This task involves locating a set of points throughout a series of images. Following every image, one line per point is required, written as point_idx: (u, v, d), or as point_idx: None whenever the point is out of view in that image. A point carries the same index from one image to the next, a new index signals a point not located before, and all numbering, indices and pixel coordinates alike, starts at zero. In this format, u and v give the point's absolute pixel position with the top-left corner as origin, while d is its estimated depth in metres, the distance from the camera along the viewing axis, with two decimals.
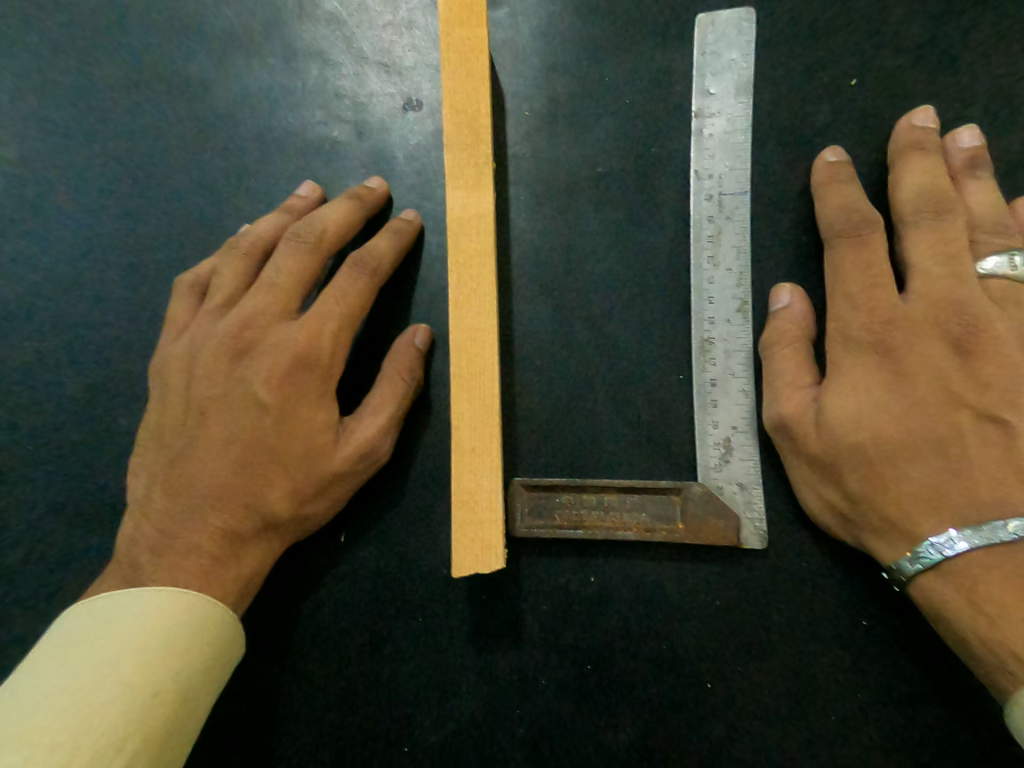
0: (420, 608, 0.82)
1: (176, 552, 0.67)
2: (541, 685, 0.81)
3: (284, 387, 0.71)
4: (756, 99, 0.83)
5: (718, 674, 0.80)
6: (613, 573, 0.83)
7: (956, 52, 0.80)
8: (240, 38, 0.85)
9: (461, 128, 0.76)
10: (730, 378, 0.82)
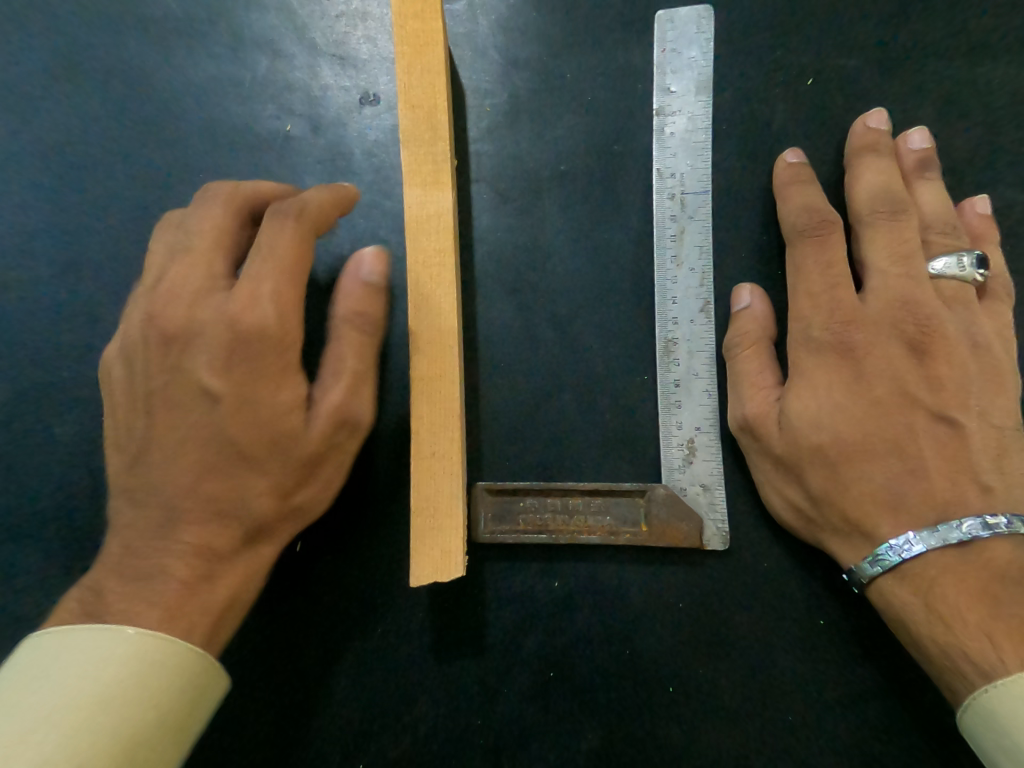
0: (374, 612, 0.78)
1: (151, 568, 0.61)
2: (505, 693, 0.76)
3: (231, 373, 0.63)
4: (716, 97, 0.82)
5: (690, 682, 0.75)
6: (578, 578, 0.78)
7: (908, 51, 0.79)
8: (193, 33, 0.84)
9: (415, 123, 0.72)
10: (693, 379, 0.79)
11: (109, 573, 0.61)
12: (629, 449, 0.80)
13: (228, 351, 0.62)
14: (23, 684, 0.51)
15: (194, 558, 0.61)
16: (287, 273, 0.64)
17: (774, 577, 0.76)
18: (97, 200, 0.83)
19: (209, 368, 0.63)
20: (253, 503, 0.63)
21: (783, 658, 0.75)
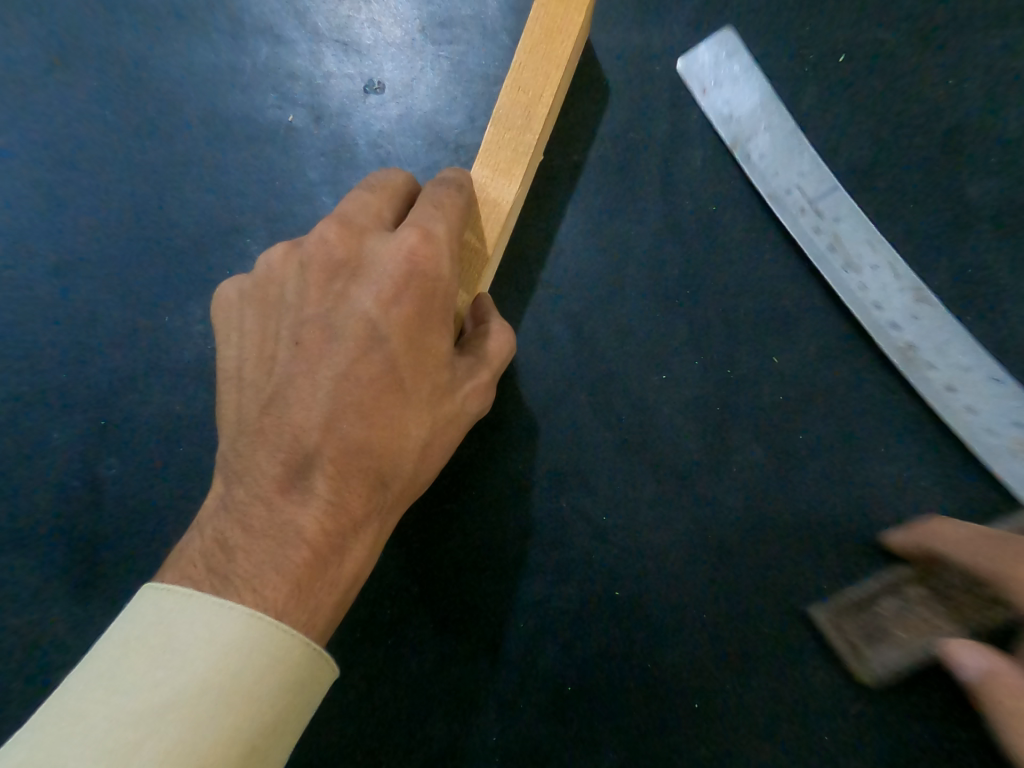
0: (414, 593, 0.75)
1: (275, 528, 0.49)
2: (545, 677, 0.73)
3: (387, 307, 0.52)
4: (746, 67, 0.75)
5: (738, 672, 0.71)
6: (617, 570, 0.74)
7: (953, 19, 0.73)
8: (190, 20, 0.81)
9: (514, 107, 0.66)
10: (966, 372, 0.69)
11: (232, 525, 0.50)
12: (648, 456, 0.74)
13: (383, 280, 0.52)
14: (130, 649, 0.42)
15: (331, 523, 0.50)
16: (445, 216, 0.54)
17: (803, 591, 0.71)
18: (95, 197, 0.80)
19: (374, 298, 0.52)
20: (397, 467, 0.53)
21: (812, 677, 0.70)
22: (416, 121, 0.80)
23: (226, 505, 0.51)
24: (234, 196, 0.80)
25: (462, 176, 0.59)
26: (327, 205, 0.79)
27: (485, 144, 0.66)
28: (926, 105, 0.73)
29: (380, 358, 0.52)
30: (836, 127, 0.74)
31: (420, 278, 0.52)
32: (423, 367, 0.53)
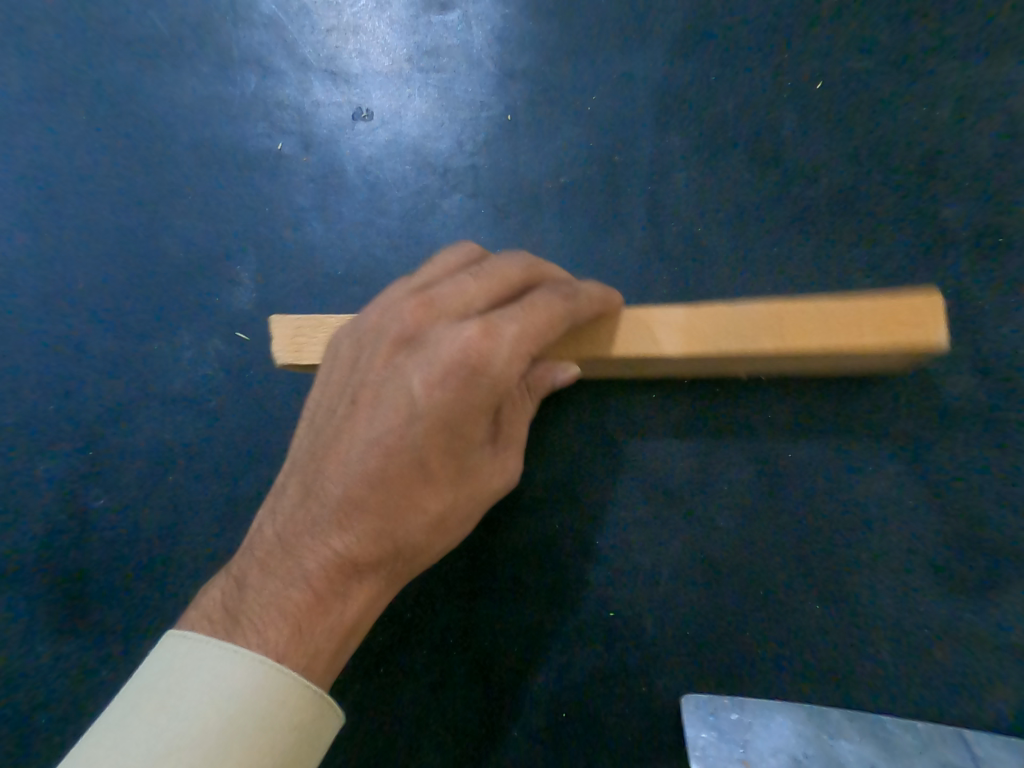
0: (421, 590, 0.75)
1: (286, 571, 0.49)
2: (547, 670, 0.73)
3: (430, 387, 0.50)
4: (722, 106, 0.80)
5: (739, 662, 0.71)
6: (613, 567, 0.74)
7: (915, 54, 0.77)
8: (180, 51, 0.82)
9: (760, 320, 0.62)
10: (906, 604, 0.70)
11: (254, 563, 0.51)
12: (636, 473, 0.75)
13: (436, 359, 0.50)
14: (148, 693, 0.44)
15: (339, 585, 0.49)
16: (521, 320, 0.53)
17: (790, 601, 0.72)
18: (83, 226, 0.81)
19: (419, 376, 0.51)
20: (403, 541, 0.51)
21: (804, 696, 0.70)
22: (404, 147, 0.81)
23: (257, 542, 0.52)
24: (224, 223, 0.80)
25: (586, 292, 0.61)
26: (317, 230, 0.80)
27: (701, 319, 0.63)
28: (895, 131, 0.77)
29: (410, 435, 0.50)
30: (809, 158, 0.78)
31: (468, 371, 0.50)
32: (453, 453, 0.52)
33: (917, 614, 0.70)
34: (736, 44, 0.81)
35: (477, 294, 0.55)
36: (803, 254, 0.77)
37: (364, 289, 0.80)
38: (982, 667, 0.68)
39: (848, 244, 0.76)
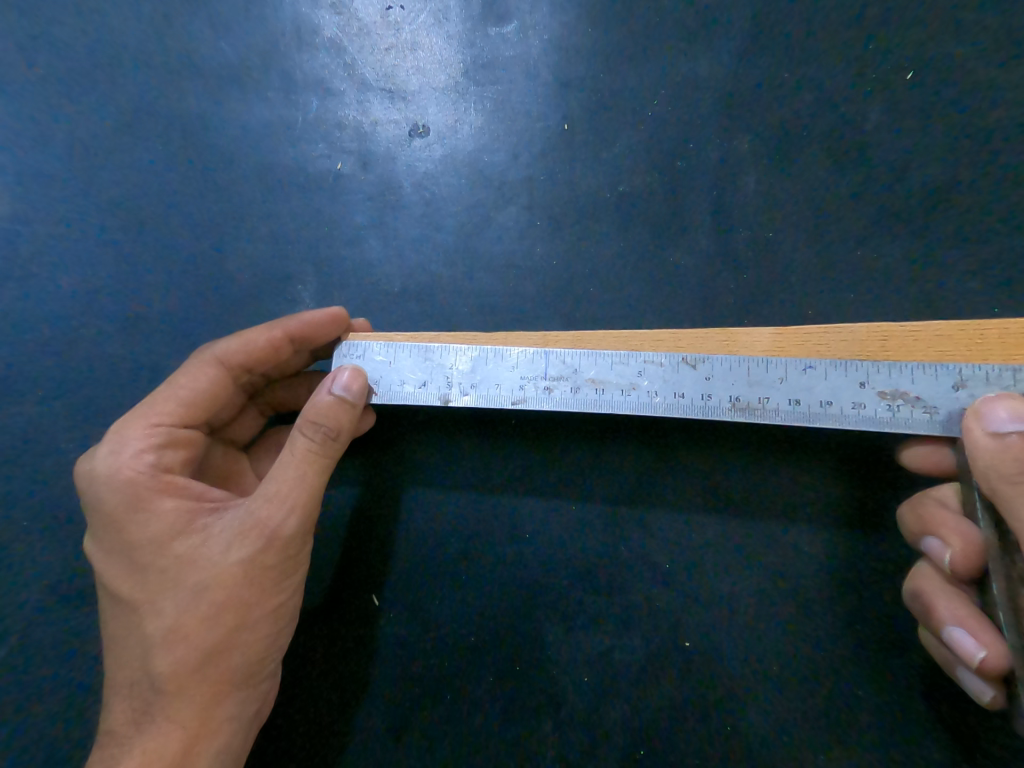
0: (492, 602, 0.71)
1: (115, 662, 0.57)
2: (629, 702, 0.67)
3: (226, 552, 0.56)
4: (788, 111, 0.78)
5: (840, 697, 0.65)
6: (698, 591, 0.69)
7: (986, 57, 0.75)
8: (243, 78, 0.84)
9: (854, 343, 0.62)
10: (902, 392, 0.58)
11: (112, 663, 0.57)
12: (712, 492, 0.70)
13: (191, 518, 0.57)
14: None
15: (204, 709, 0.55)
16: (156, 425, 0.60)
17: (888, 628, 0.66)
18: (153, 251, 0.83)
19: (285, 528, 0.57)
20: (209, 678, 0.55)
21: (906, 745, 0.64)
22: (460, 161, 0.80)
23: (116, 643, 0.57)
24: (285, 243, 0.81)
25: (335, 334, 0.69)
26: (374, 248, 0.80)
27: (789, 341, 0.63)
28: (968, 134, 0.75)
29: (166, 554, 0.56)
30: (886, 165, 0.76)
31: (112, 492, 0.57)
32: (241, 610, 0.56)
33: None
34: (801, 48, 0.79)
35: (296, 455, 0.59)
36: (883, 263, 0.74)
37: (421, 307, 0.79)
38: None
39: (934, 255, 0.73)
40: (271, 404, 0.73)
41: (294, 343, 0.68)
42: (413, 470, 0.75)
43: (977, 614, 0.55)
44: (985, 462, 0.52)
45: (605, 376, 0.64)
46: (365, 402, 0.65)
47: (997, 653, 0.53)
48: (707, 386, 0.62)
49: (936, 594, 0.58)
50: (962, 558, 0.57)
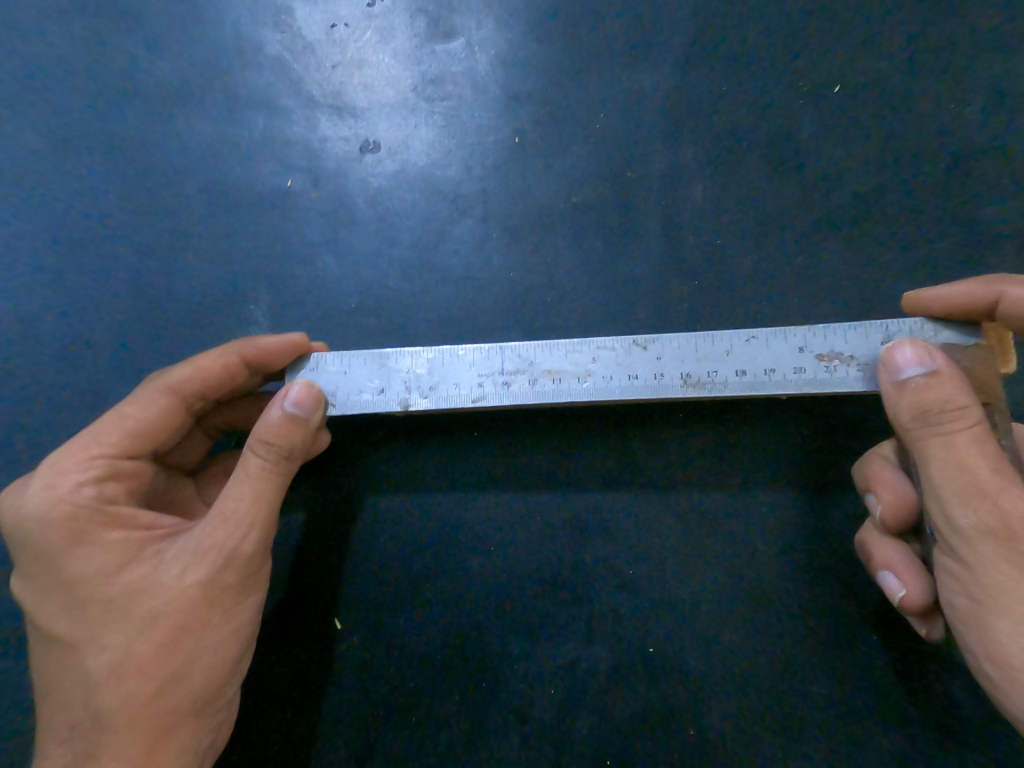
0: (457, 613, 0.70)
1: (57, 703, 0.54)
2: (595, 709, 0.67)
3: (182, 576, 0.54)
4: (731, 120, 0.80)
5: (803, 694, 0.65)
6: (660, 595, 0.69)
7: (913, 68, 0.79)
8: (187, 97, 0.83)
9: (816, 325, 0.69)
10: (837, 354, 0.62)
11: (53, 704, 0.54)
12: (672, 497, 0.71)
13: (140, 547, 0.55)
14: None
15: (157, 744, 0.53)
16: (96, 454, 0.58)
17: (849, 622, 0.66)
18: (97, 274, 0.81)
19: (243, 550, 0.56)
20: (159, 712, 0.53)
21: (874, 739, 0.64)
22: (412, 175, 0.80)
23: (56, 684, 0.54)
24: (235, 261, 0.80)
25: (290, 350, 0.67)
26: (328, 265, 0.80)
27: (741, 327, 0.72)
28: (898, 140, 0.78)
29: (113, 585, 0.54)
30: (826, 170, 0.78)
31: (50, 526, 0.54)
32: (198, 635, 0.55)
33: None
34: (741, 60, 0.81)
35: (250, 475, 0.58)
36: (826, 266, 0.76)
37: (379, 322, 0.79)
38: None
39: (872, 255, 0.76)
40: (217, 426, 0.71)
41: (250, 366, 0.67)
42: (374, 484, 0.74)
43: (910, 560, 0.58)
44: (889, 409, 0.53)
45: (561, 366, 0.67)
46: (321, 414, 0.64)
47: (923, 594, 0.56)
48: (659, 367, 0.65)
49: (874, 540, 0.61)
50: (892, 512, 0.59)
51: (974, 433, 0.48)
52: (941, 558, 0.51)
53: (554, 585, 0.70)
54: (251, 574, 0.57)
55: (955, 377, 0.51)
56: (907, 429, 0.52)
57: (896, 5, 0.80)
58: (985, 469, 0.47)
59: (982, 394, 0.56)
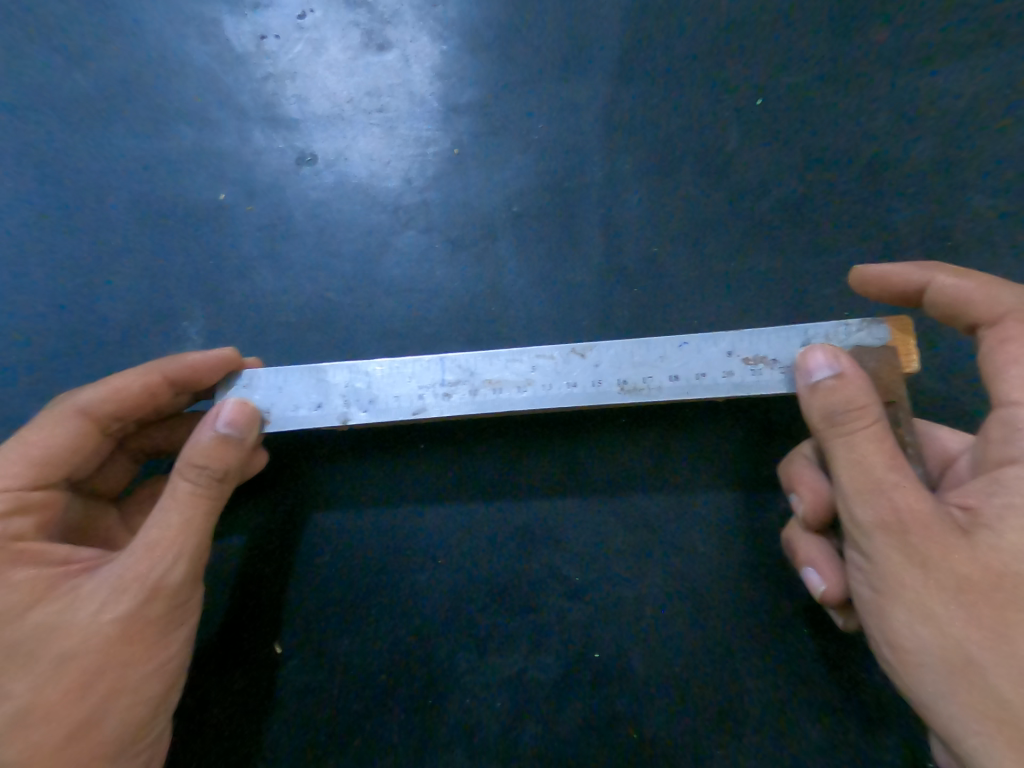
0: (403, 629, 0.69)
1: None
2: (542, 718, 0.67)
3: (98, 614, 0.52)
4: (665, 132, 0.82)
5: (743, 690, 0.67)
6: (605, 600, 0.69)
7: (833, 80, 0.83)
8: (113, 110, 0.80)
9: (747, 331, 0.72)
10: (762, 358, 0.64)
11: None
12: (614, 503, 0.72)
13: (52, 584, 0.53)
14: None
15: None
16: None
17: (784, 617, 0.68)
18: (18, 294, 0.77)
19: (167, 581, 0.54)
20: (75, 757, 0.51)
21: (810, 730, 0.66)
22: (351, 187, 0.80)
23: None
24: (167, 278, 0.78)
25: (217, 368, 0.65)
26: (265, 279, 0.78)
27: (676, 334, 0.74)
28: (823, 149, 0.81)
29: (21, 626, 0.51)
30: (756, 178, 0.81)
31: None
32: (117, 675, 0.52)
33: None
34: (673, 73, 0.84)
35: (178, 501, 0.56)
36: (758, 271, 0.79)
37: (320, 336, 0.78)
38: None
39: (800, 260, 0.79)
40: (141, 449, 0.69)
41: (174, 386, 0.65)
42: (317, 502, 0.73)
43: (829, 555, 0.60)
44: (804, 410, 0.56)
45: (501, 376, 0.67)
46: (257, 434, 0.62)
47: (841, 588, 0.58)
48: (596, 374, 0.66)
49: (797, 537, 0.63)
50: (812, 509, 0.61)
51: (873, 431, 0.51)
52: (849, 552, 0.53)
53: (501, 596, 0.70)
54: (177, 605, 0.55)
55: (861, 379, 0.53)
56: (819, 430, 0.54)
57: (816, 21, 0.84)
58: (882, 467, 0.49)
59: (886, 394, 0.59)
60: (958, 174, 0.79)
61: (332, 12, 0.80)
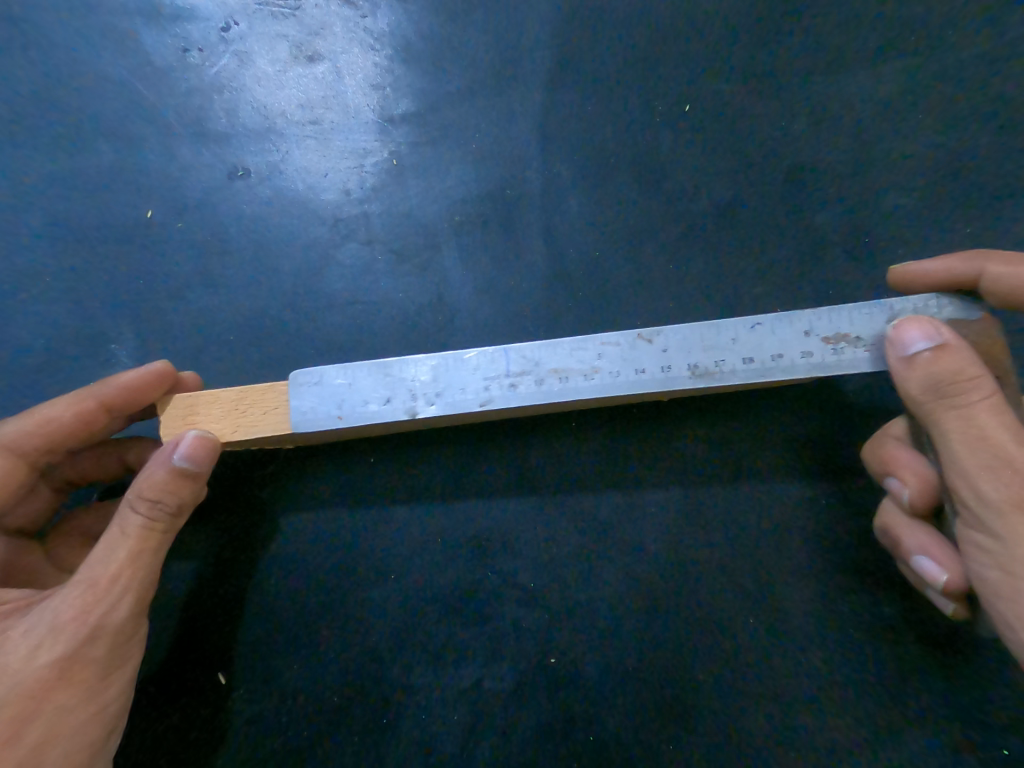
0: (354, 650, 0.68)
1: None
2: (497, 727, 0.66)
3: (32, 657, 0.49)
4: (602, 139, 0.84)
5: (693, 682, 0.68)
6: (558, 605, 0.70)
7: (762, 86, 0.86)
8: (26, 127, 0.77)
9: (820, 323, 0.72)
10: (843, 335, 0.61)
11: None
12: (567, 507, 0.72)
13: None
14: None
15: None
16: None
17: (733, 608, 0.70)
18: None
19: (108, 621, 0.51)
20: None
21: (756, 715, 0.68)
22: (287, 201, 0.78)
23: None
24: (91, 300, 0.75)
25: (140, 391, 0.62)
26: (198, 297, 0.76)
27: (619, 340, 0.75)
28: (754, 152, 0.84)
29: None
30: (692, 182, 0.83)
31: None
32: (52, 720, 0.49)
33: (855, 608, 0.70)
34: (608, 81, 0.85)
35: (129, 537, 0.53)
36: (698, 272, 0.81)
37: (262, 354, 0.76)
38: (944, 655, 0.68)
39: (738, 260, 0.81)
40: (65, 480, 0.66)
41: (93, 413, 0.61)
42: (264, 532, 0.71)
43: (941, 542, 0.61)
44: (905, 386, 0.57)
45: (566, 365, 0.62)
46: (216, 465, 0.58)
47: (957, 574, 0.60)
48: (666, 360, 0.62)
49: (901, 527, 0.64)
50: (919, 495, 0.62)
51: (992, 404, 0.53)
52: (969, 532, 0.56)
53: (454, 608, 0.69)
54: (119, 645, 0.53)
55: (959, 350, 0.55)
56: (923, 404, 0.56)
57: (744, 30, 0.87)
58: (1006, 443, 0.52)
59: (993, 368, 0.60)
60: (885, 173, 0.83)
61: (257, 24, 0.79)
